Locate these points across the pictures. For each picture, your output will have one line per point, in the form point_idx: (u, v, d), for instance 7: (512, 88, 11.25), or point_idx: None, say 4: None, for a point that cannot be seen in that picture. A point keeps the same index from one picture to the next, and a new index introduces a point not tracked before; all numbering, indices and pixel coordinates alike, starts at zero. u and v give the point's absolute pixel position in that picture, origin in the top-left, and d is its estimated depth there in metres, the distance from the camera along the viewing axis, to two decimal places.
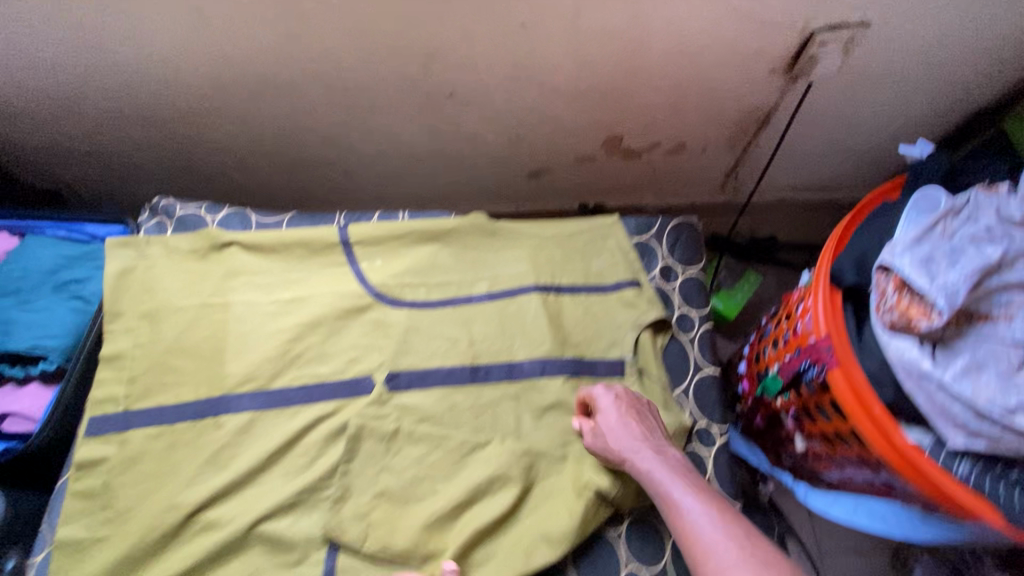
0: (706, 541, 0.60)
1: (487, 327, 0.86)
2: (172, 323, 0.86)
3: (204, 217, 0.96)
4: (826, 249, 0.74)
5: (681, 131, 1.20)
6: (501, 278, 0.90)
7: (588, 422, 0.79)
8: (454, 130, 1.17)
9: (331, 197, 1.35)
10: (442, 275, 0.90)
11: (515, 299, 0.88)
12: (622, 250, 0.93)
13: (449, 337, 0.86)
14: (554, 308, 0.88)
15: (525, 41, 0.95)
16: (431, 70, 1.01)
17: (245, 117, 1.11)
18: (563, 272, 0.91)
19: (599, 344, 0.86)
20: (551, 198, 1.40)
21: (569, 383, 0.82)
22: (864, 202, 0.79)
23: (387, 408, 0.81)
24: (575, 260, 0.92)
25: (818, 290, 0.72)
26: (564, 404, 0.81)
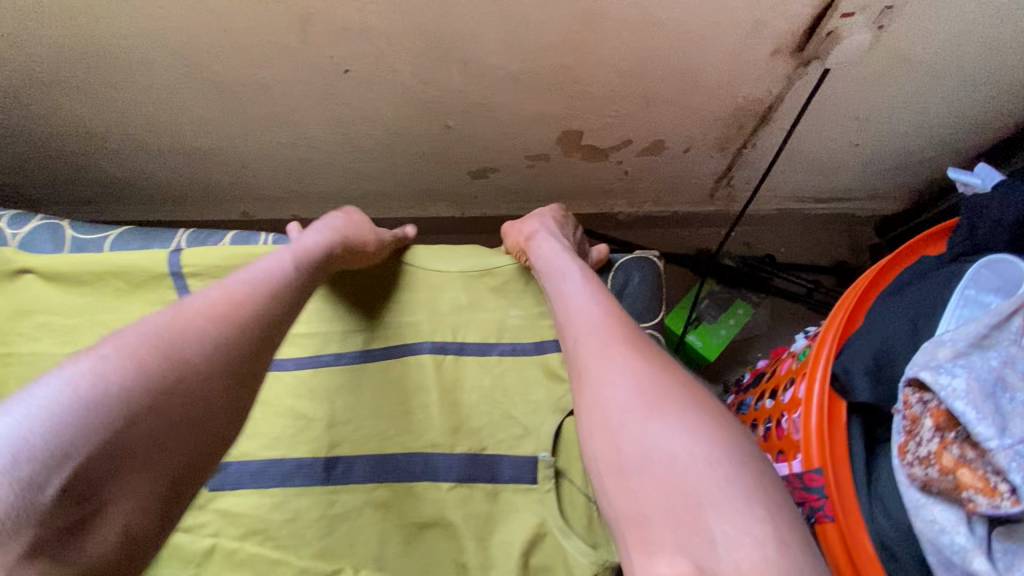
0: (625, 442, 0.44)
1: (355, 402, 0.63)
2: None
3: (2, 229, 0.72)
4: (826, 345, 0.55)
5: (657, 127, 0.93)
6: (384, 330, 0.66)
7: (475, 549, 0.57)
8: (362, 119, 0.90)
9: (229, 194, 1.10)
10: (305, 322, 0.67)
11: (397, 361, 0.65)
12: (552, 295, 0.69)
13: (302, 414, 0.63)
14: (451, 377, 0.64)
15: (432, 2, 0.68)
16: (311, 39, 0.74)
17: (88, 97, 0.86)
18: (470, 325, 0.66)
19: (505, 434, 0.62)
20: (501, 200, 1.15)
21: (456, 492, 0.59)
22: (879, 272, 0.59)
23: (208, 513, 0.60)
24: (489, 308, 0.67)
25: (809, 405, 0.52)
26: (444, 521, 0.58)
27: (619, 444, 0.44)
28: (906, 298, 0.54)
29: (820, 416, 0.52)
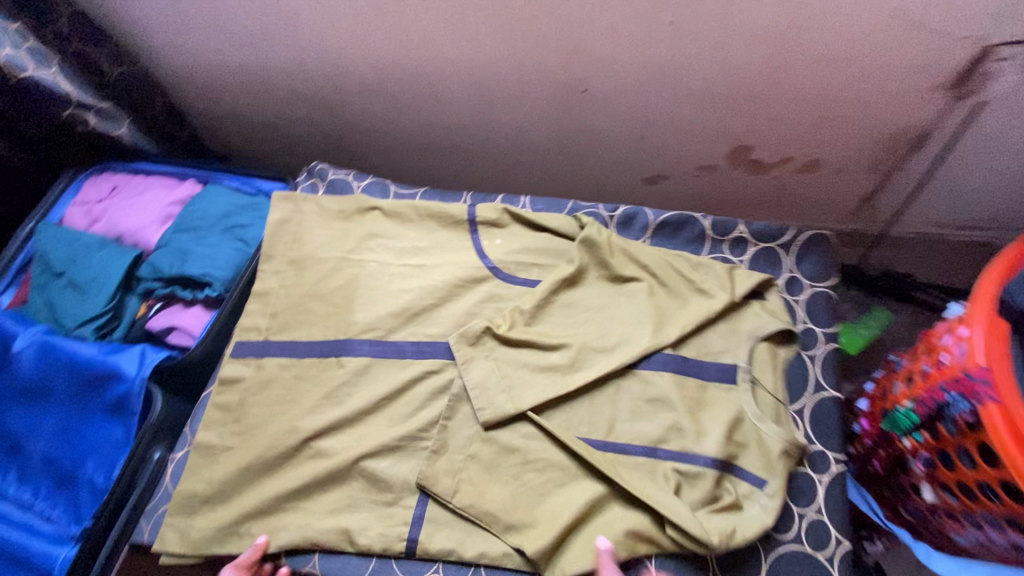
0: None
1: (592, 311, 0.87)
2: (316, 273, 0.96)
3: (351, 182, 1.06)
4: (988, 275, 0.70)
5: (819, 146, 1.13)
6: (619, 268, 0.89)
7: (692, 422, 0.77)
8: (580, 128, 1.19)
9: (452, 185, 1.44)
10: (556, 260, 0.93)
11: (626, 289, 0.88)
12: (633, 258, 0.89)
13: (556, 326, 0.87)
14: (662, 306, 0.86)
15: (669, 42, 0.96)
16: (569, 66, 1.04)
17: (394, 103, 1.21)
18: (675, 276, 0.87)
19: (712, 347, 0.82)
20: (664, 207, 1.39)
21: (673, 380, 0.80)
22: None
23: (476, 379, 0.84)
24: (673, 271, 0.88)
25: (976, 317, 0.66)
26: (667, 400, 0.79)
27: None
28: None
29: (987, 325, 0.66)
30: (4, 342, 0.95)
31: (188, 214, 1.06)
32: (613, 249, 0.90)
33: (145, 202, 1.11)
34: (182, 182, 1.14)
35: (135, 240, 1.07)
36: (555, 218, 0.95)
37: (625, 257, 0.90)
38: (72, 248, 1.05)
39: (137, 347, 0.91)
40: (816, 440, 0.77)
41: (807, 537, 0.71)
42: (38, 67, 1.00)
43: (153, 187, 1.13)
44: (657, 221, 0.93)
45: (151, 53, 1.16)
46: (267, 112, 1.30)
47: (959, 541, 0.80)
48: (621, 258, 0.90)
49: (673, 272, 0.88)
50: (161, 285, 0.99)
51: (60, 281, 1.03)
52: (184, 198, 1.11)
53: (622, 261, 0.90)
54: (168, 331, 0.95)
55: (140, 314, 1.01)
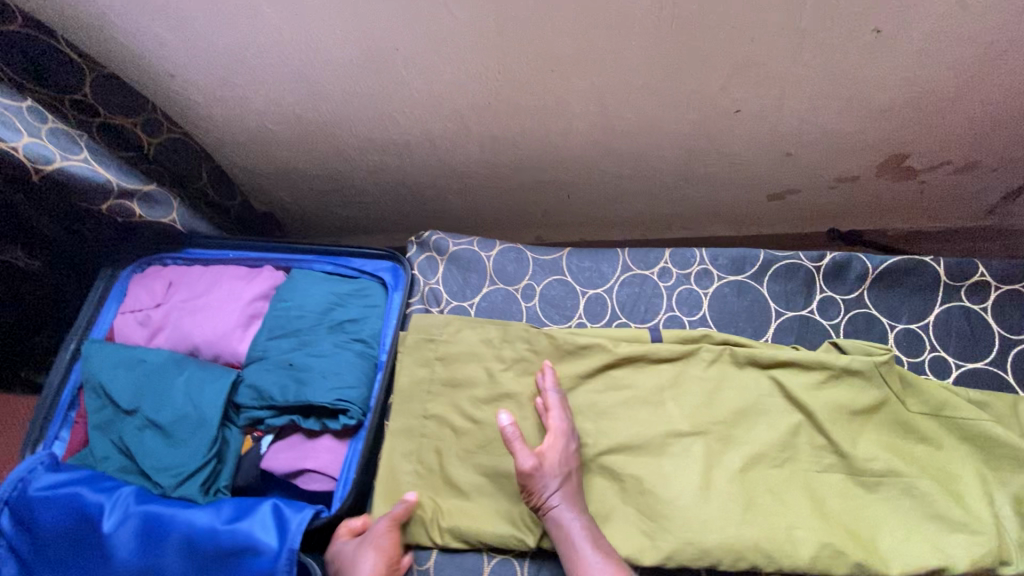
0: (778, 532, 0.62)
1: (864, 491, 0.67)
2: (471, 376, 0.79)
3: (478, 252, 0.87)
4: None
5: (985, 148, 1.01)
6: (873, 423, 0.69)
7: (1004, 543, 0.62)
8: (714, 152, 1.02)
9: (536, 219, 1.28)
10: (780, 406, 0.72)
11: (893, 454, 0.68)
12: (894, 406, 0.69)
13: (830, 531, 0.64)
14: (944, 476, 0.66)
15: (864, 52, 0.79)
16: (729, 87, 0.87)
17: (492, 141, 1.01)
18: (950, 428, 0.68)
19: (1003, 444, 0.66)
20: (780, 220, 1.25)
21: (970, 476, 0.66)
22: None
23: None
24: (944, 421, 0.68)
25: None
26: (962, 517, 0.64)
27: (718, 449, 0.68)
28: None
29: None
30: (85, 520, 0.74)
31: (280, 311, 0.85)
32: (867, 405, 0.69)
33: (218, 299, 0.88)
34: (257, 270, 0.92)
35: (216, 353, 0.86)
36: (766, 345, 0.76)
37: (877, 406, 0.69)
38: (139, 374, 0.82)
39: (266, 504, 0.73)
40: None
41: None
42: (65, 155, 0.79)
43: (222, 279, 0.91)
44: (877, 268, 0.78)
45: (195, 113, 0.92)
46: (329, 164, 1.08)
47: None
48: (875, 410, 0.69)
49: (946, 419, 0.68)
50: (273, 413, 0.79)
51: (131, 419, 0.80)
52: (267, 290, 0.90)
53: (879, 412, 0.69)
54: (298, 473, 0.77)
55: (246, 449, 0.81)
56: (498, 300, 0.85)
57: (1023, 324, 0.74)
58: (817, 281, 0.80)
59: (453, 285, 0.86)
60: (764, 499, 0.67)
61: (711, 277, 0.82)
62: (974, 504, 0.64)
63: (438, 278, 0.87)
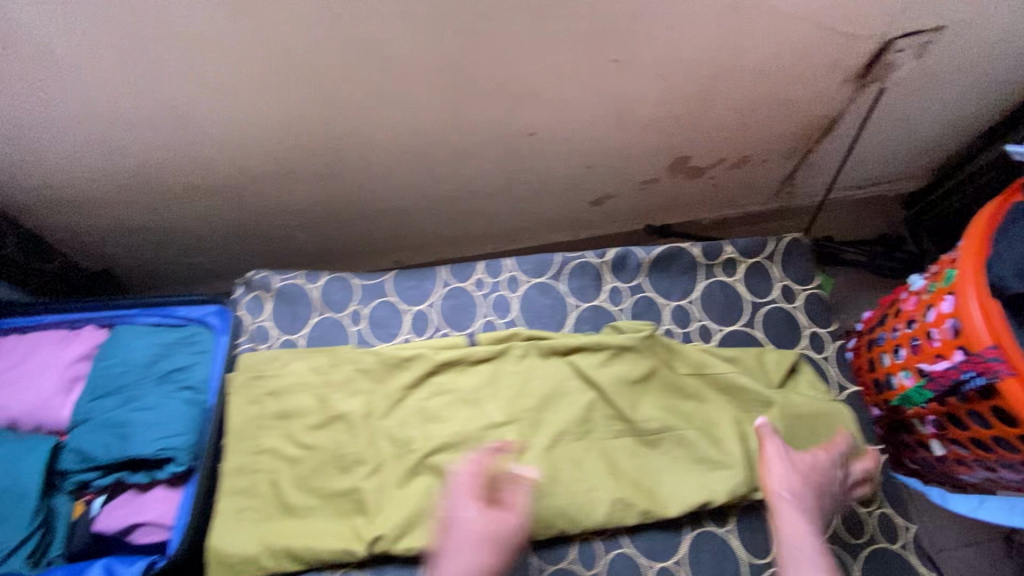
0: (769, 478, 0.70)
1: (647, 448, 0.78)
2: (301, 404, 0.82)
3: (305, 285, 0.91)
4: (966, 260, 0.75)
5: (747, 145, 1.20)
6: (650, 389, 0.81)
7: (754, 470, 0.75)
8: (527, 167, 1.14)
9: (391, 245, 1.34)
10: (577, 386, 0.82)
11: (668, 412, 0.80)
12: (663, 372, 0.82)
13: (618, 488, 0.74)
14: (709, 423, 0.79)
15: (613, 76, 0.94)
16: (515, 109, 0.99)
17: (319, 177, 1.07)
18: (710, 383, 0.81)
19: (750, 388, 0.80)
20: (610, 222, 1.40)
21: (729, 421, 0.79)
22: (988, 211, 0.77)
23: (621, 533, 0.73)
24: (705, 378, 0.81)
25: (970, 303, 0.72)
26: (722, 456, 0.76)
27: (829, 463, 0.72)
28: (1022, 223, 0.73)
29: (981, 309, 0.71)
30: None
31: (103, 369, 0.84)
32: (643, 375, 0.81)
33: (34, 367, 0.86)
34: (77, 332, 0.91)
35: (36, 422, 0.82)
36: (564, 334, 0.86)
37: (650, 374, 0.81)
38: None
39: (97, 566, 0.74)
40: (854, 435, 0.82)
41: (880, 533, 0.76)
42: None
43: (38, 346, 0.88)
44: (649, 257, 0.92)
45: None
46: (159, 214, 1.08)
47: (967, 479, 0.90)
48: (650, 378, 0.81)
49: (705, 375, 0.82)
50: (100, 474, 0.78)
51: None
52: (89, 350, 0.88)
53: (653, 378, 0.82)
54: (130, 530, 0.76)
55: (76, 515, 0.78)
56: (327, 328, 0.89)
57: (765, 288, 0.90)
58: (604, 274, 0.93)
59: (282, 319, 0.90)
60: (567, 470, 0.76)
61: (518, 282, 0.92)
62: (733, 443, 0.77)
63: (266, 315, 0.91)
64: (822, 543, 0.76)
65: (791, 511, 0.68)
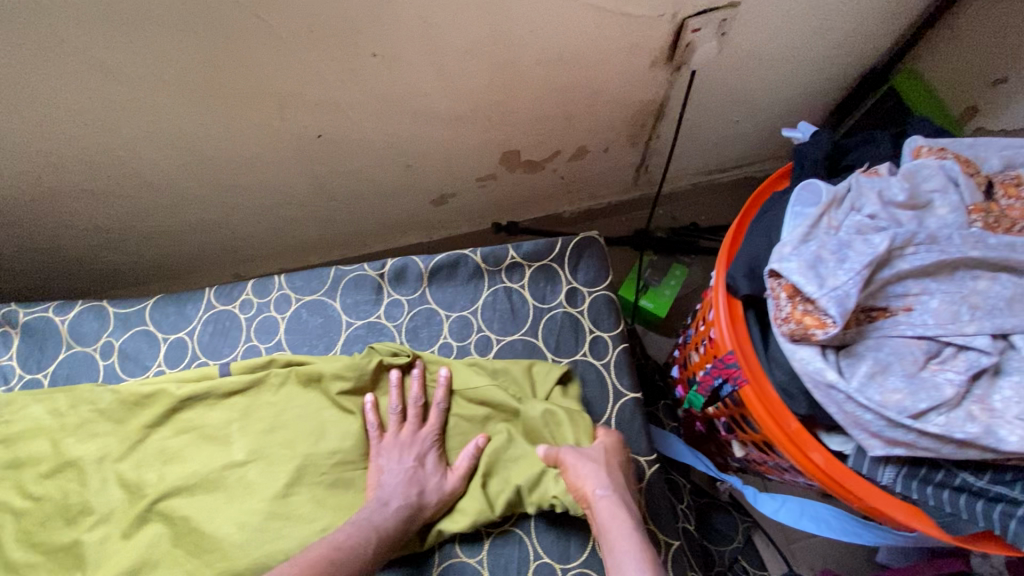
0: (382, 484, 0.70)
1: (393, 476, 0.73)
2: (34, 452, 0.76)
3: (53, 318, 0.84)
4: (720, 257, 0.70)
5: (577, 135, 1.14)
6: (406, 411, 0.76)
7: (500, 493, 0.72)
8: (337, 172, 1.07)
9: (224, 260, 1.26)
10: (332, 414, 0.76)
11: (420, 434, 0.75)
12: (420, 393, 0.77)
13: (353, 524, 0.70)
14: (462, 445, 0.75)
15: (383, 73, 0.86)
16: (288, 116, 0.90)
17: (96, 197, 0.98)
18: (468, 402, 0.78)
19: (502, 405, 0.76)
20: (462, 221, 1.33)
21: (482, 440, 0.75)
22: (750, 203, 0.73)
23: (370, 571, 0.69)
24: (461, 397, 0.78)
25: (716, 304, 0.67)
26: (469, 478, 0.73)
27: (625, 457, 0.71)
28: (771, 215, 0.69)
29: (726, 311, 0.66)
30: None
31: None
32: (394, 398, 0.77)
33: None
34: None
35: None
36: (324, 356, 0.79)
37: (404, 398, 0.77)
38: None
39: None
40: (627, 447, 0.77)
41: None
42: None
43: None
44: (429, 267, 0.86)
45: None
46: None
47: (772, 476, 0.87)
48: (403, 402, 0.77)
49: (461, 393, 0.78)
50: None
51: None
52: None
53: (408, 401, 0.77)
54: None
55: None
56: (76, 365, 0.82)
57: (551, 292, 0.85)
58: (384, 286, 0.86)
59: (29, 357, 0.83)
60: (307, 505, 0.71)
61: (290, 301, 0.85)
62: (472, 486, 0.72)
63: (9, 354, 0.83)
64: (579, 567, 0.71)
65: (611, 508, 0.64)
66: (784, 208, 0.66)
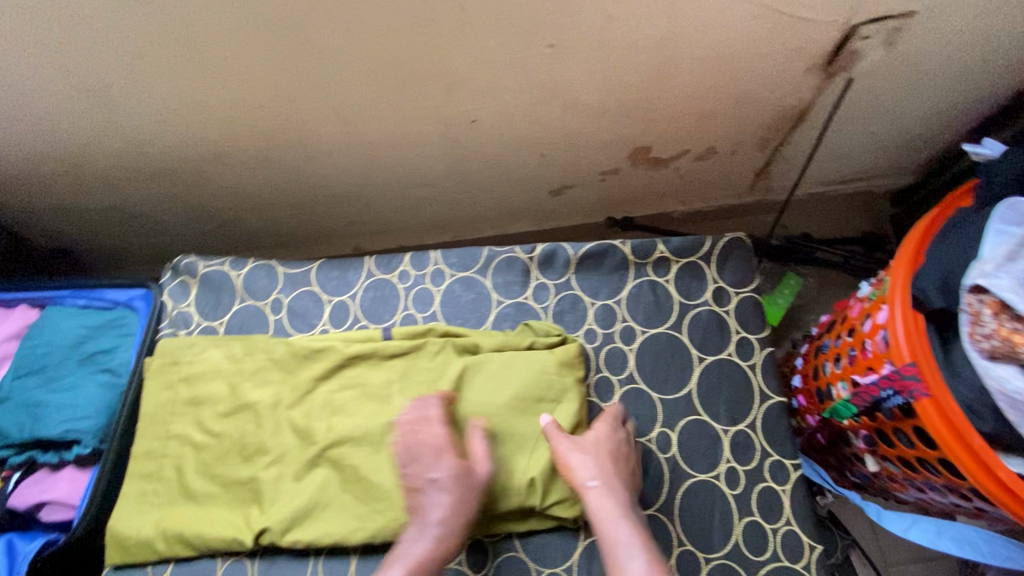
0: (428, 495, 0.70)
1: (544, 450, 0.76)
2: (213, 392, 0.82)
3: (229, 272, 0.91)
4: (899, 268, 0.70)
5: (711, 136, 1.14)
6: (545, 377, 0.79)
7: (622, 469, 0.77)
8: (476, 156, 1.11)
9: (346, 232, 1.32)
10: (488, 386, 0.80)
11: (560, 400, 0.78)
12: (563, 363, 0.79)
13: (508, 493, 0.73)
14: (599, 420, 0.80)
15: (553, 63, 0.89)
16: (452, 99, 0.95)
17: (259, 162, 1.05)
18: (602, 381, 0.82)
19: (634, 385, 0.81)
20: (573, 213, 1.36)
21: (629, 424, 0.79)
22: (930, 220, 0.73)
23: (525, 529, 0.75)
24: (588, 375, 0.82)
25: (897, 314, 0.67)
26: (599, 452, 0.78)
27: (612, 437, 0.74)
28: (961, 230, 0.68)
29: (907, 321, 0.67)
30: None
31: (28, 351, 0.86)
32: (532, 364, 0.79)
33: None
34: (12, 310, 0.92)
35: None
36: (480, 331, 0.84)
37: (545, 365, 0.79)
38: None
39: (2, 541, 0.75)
40: (772, 450, 0.77)
41: (784, 551, 0.72)
42: None
43: None
44: (578, 254, 0.88)
45: None
46: (105, 197, 1.09)
47: (903, 496, 0.87)
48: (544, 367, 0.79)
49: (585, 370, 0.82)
50: (14, 452, 0.80)
51: None
52: (19, 329, 0.90)
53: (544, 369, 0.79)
54: (39, 507, 0.78)
55: None
56: (248, 317, 0.89)
57: (697, 289, 0.86)
58: (532, 270, 0.89)
59: (205, 305, 0.90)
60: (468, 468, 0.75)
61: (444, 275, 0.91)
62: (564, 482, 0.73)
63: (189, 301, 0.90)
64: (723, 558, 0.72)
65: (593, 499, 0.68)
66: (981, 224, 0.66)
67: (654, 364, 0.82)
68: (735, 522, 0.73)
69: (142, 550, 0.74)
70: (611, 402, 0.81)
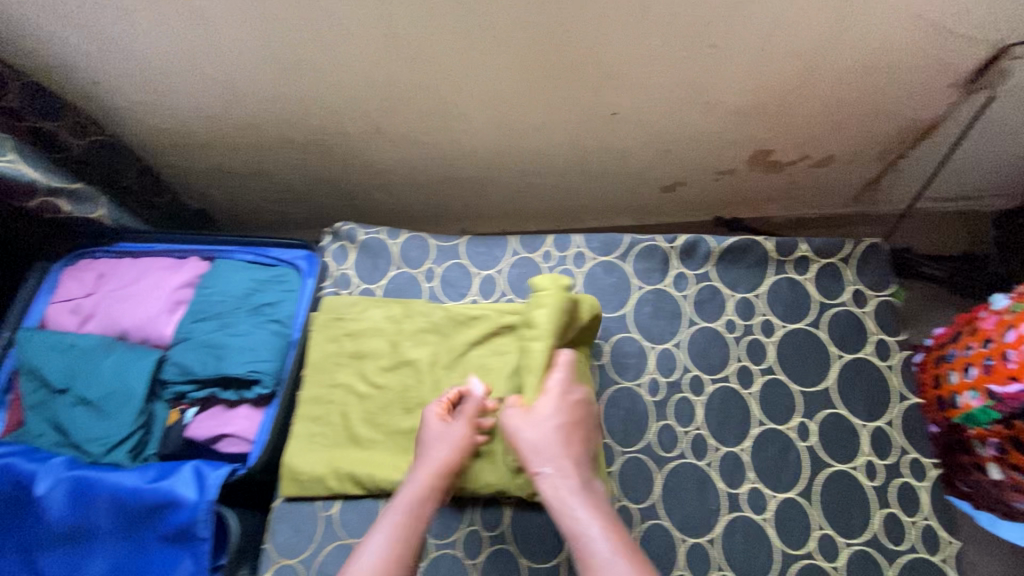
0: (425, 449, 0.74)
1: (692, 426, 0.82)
2: (375, 348, 0.89)
3: (386, 241, 0.98)
4: None
5: (834, 144, 1.17)
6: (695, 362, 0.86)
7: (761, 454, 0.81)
8: (604, 148, 1.15)
9: (458, 213, 1.38)
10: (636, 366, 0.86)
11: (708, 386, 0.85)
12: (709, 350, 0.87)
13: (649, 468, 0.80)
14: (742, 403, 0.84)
15: (709, 62, 0.93)
16: (603, 92, 0.99)
17: (404, 141, 1.12)
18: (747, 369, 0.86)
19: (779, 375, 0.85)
20: (677, 211, 1.39)
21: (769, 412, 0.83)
22: None
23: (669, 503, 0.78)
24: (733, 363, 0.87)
25: None
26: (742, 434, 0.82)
27: (579, 421, 0.73)
28: None
29: None
30: (18, 486, 0.82)
31: (204, 298, 0.94)
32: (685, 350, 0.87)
33: (147, 288, 0.97)
34: (185, 261, 1.01)
35: (144, 336, 0.93)
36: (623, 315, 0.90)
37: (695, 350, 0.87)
38: (69, 356, 0.90)
39: (188, 466, 0.82)
40: (910, 448, 0.80)
41: (921, 542, 0.76)
42: None
43: (151, 270, 0.99)
44: (721, 247, 0.92)
45: (123, 117, 1.02)
46: (256, 163, 1.17)
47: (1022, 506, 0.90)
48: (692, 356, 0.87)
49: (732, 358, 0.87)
50: (195, 387, 0.88)
51: (64, 398, 0.88)
52: (192, 278, 0.98)
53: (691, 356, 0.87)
54: (218, 438, 0.86)
55: (172, 421, 0.89)
56: (403, 283, 0.96)
57: (835, 289, 0.90)
58: (673, 260, 0.93)
59: (363, 269, 0.97)
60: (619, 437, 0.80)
61: (586, 258, 0.95)
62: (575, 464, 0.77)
63: (349, 264, 0.98)
64: (862, 544, 0.76)
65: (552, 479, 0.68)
66: None
67: (793, 358, 0.86)
68: (874, 510, 0.77)
69: (315, 485, 0.82)
70: (752, 389, 0.84)
